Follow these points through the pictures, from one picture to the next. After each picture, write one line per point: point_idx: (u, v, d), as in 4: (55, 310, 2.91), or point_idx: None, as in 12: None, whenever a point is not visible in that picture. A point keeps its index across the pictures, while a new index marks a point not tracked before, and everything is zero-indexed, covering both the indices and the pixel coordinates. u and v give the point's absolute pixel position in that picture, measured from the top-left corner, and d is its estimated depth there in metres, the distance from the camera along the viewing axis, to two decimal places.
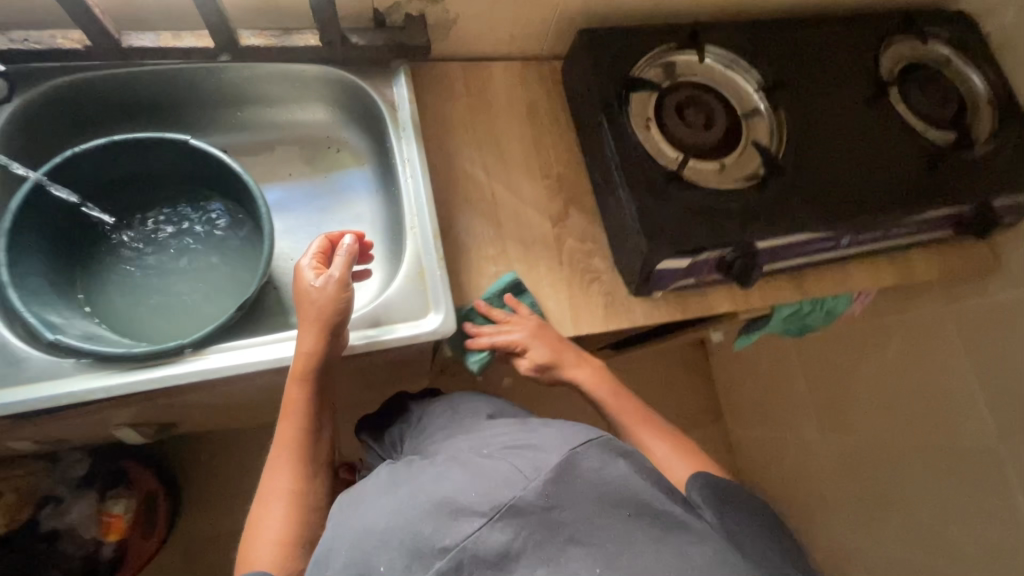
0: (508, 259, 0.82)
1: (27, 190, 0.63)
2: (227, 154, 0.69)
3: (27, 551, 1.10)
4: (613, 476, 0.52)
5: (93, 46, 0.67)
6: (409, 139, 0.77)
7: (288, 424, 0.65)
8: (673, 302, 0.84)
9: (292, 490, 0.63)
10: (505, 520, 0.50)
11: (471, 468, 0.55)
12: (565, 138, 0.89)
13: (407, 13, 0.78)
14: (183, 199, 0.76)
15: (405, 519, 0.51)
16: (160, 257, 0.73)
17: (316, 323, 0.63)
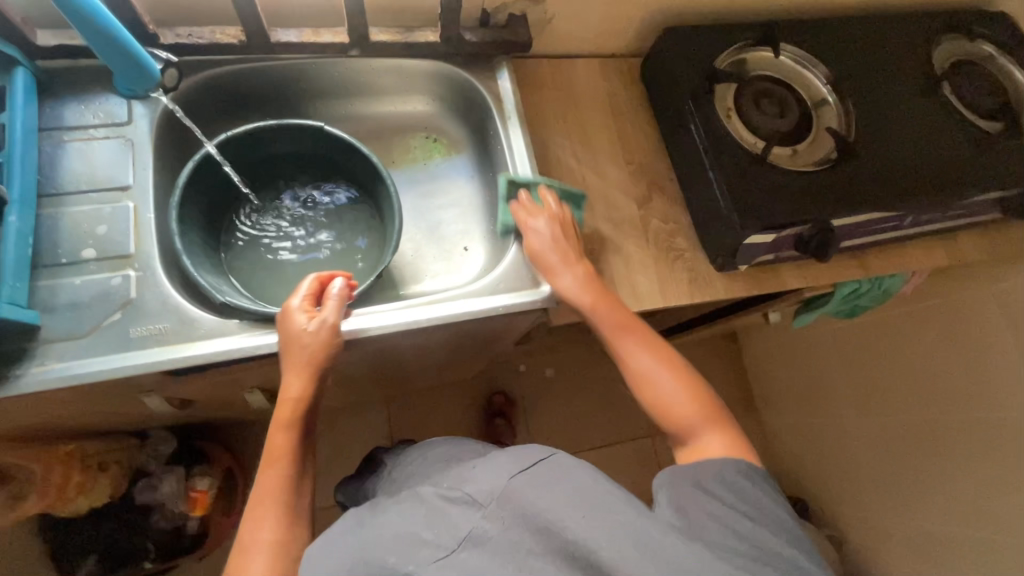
0: (600, 238, 0.89)
1: (198, 161, 0.70)
2: (353, 137, 0.75)
3: (121, 522, 1.15)
4: (566, 486, 0.52)
5: (247, 41, 0.74)
6: (515, 127, 0.85)
7: (272, 473, 0.64)
8: (750, 279, 0.91)
9: (279, 540, 0.60)
10: (467, 551, 0.50)
11: (429, 497, 0.54)
12: (645, 128, 0.96)
13: (510, 13, 0.86)
14: (310, 183, 0.83)
15: (369, 554, 0.51)
16: (293, 235, 0.80)
17: (307, 369, 0.65)
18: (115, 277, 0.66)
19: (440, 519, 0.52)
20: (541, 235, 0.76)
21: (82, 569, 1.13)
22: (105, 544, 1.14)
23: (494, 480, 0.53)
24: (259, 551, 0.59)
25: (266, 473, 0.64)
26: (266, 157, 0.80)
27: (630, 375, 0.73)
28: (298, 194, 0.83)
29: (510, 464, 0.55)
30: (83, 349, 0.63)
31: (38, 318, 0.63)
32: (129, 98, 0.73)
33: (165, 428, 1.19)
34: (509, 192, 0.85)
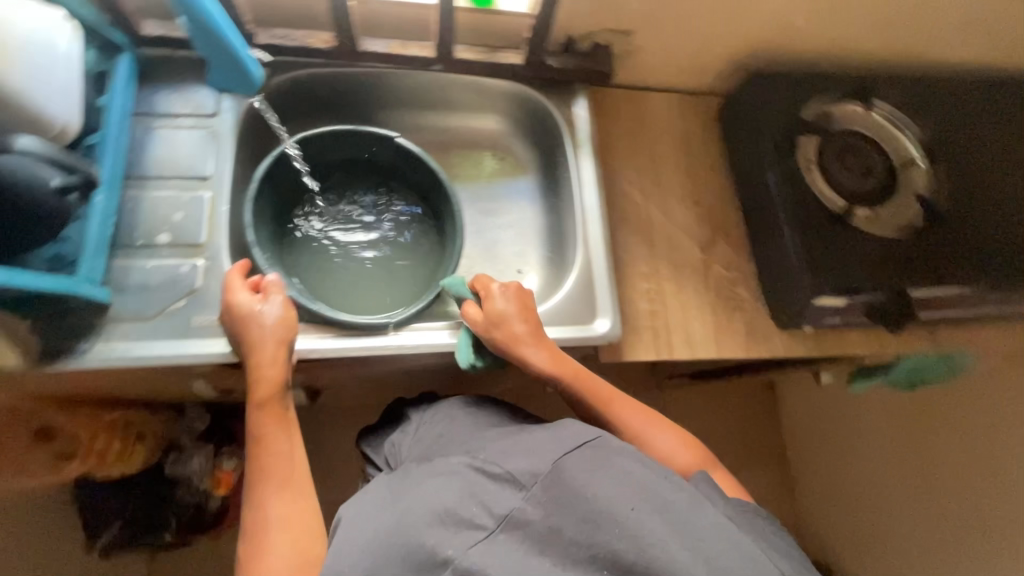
0: (659, 278, 0.86)
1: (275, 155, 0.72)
2: (430, 155, 0.77)
3: (152, 491, 1.17)
4: (607, 476, 0.52)
5: (338, 47, 0.75)
6: (586, 156, 0.83)
7: (280, 439, 0.64)
8: (811, 339, 0.87)
9: (294, 511, 0.60)
10: (505, 534, 0.51)
11: (467, 475, 0.56)
12: (717, 169, 0.93)
13: (596, 41, 0.85)
14: (375, 191, 0.84)
15: (408, 531, 0.52)
16: (356, 239, 0.81)
17: (274, 348, 0.64)
18: (185, 265, 0.68)
19: (478, 501, 0.53)
20: (504, 306, 0.71)
21: (106, 534, 1.15)
22: (134, 509, 1.16)
23: (532, 466, 0.55)
24: (276, 524, 0.59)
25: (267, 445, 0.63)
26: (335, 162, 0.81)
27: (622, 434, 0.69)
28: (362, 201, 0.83)
29: (549, 450, 0.56)
30: (146, 332, 0.65)
31: (110, 297, 0.65)
32: (218, 91, 0.75)
33: (200, 403, 1.21)
34: (572, 223, 0.83)
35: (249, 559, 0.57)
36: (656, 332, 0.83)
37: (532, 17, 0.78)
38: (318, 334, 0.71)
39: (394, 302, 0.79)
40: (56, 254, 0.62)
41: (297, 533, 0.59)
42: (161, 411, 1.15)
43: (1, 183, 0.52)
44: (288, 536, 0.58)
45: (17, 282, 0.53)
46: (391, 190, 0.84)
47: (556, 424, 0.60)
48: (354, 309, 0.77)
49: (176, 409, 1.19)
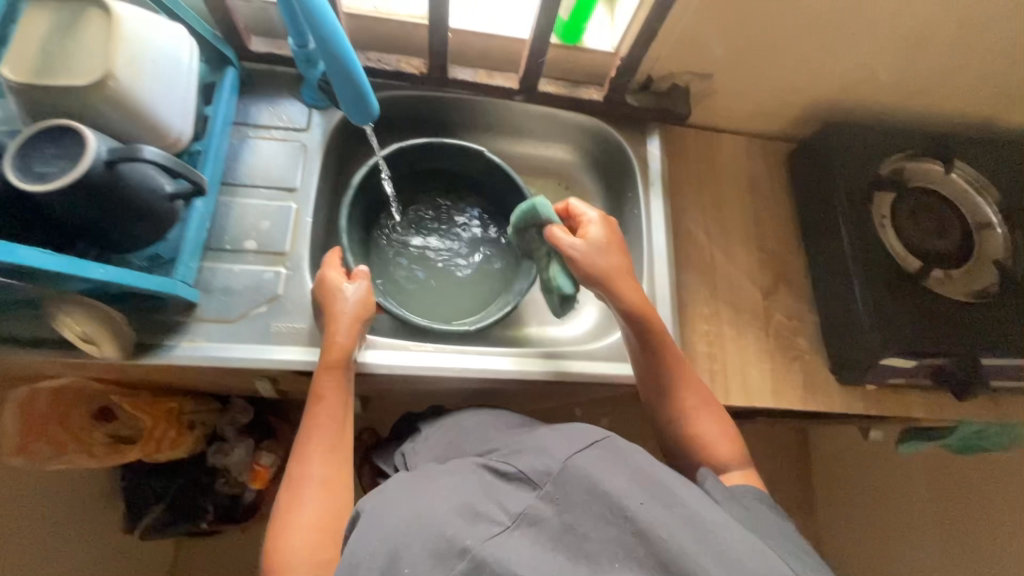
0: (720, 320, 0.86)
1: (367, 170, 0.76)
2: (517, 174, 0.79)
3: (192, 480, 1.19)
4: (618, 472, 0.53)
5: (428, 74, 0.78)
6: (657, 194, 0.84)
7: (323, 408, 0.65)
8: (871, 397, 0.85)
9: (328, 476, 0.62)
10: (522, 529, 0.50)
11: (480, 473, 0.56)
12: (783, 216, 0.93)
13: (674, 82, 0.86)
14: (457, 202, 0.86)
15: (425, 524, 0.50)
16: (439, 244, 0.84)
17: (355, 319, 0.67)
18: (269, 272, 0.71)
19: (494, 499, 0.53)
20: (595, 232, 0.72)
21: (147, 516, 1.16)
22: (172, 497, 1.18)
23: (544, 464, 0.54)
24: (311, 485, 0.61)
25: (321, 407, 0.65)
26: (421, 172, 0.84)
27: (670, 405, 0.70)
28: (443, 213, 0.86)
29: (559, 448, 0.55)
30: (229, 334, 0.68)
31: (198, 297, 0.68)
32: (311, 107, 0.78)
33: (243, 398, 1.22)
34: (637, 259, 0.84)
35: (281, 515, 0.59)
36: (715, 376, 0.83)
37: (617, 57, 0.79)
38: (397, 348, 0.72)
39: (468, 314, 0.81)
40: (154, 253, 0.65)
41: (330, 497, 0.61)
42: (206, 401, 1.17)
43: (138, 201, 0.56)
44: (319, 499, 0.60)
45: (131, 282, 0.58)
46: (472, 206, 0.87)
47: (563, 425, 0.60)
48: (433, 317, 0.79)
49: (220, 401, 1.21)
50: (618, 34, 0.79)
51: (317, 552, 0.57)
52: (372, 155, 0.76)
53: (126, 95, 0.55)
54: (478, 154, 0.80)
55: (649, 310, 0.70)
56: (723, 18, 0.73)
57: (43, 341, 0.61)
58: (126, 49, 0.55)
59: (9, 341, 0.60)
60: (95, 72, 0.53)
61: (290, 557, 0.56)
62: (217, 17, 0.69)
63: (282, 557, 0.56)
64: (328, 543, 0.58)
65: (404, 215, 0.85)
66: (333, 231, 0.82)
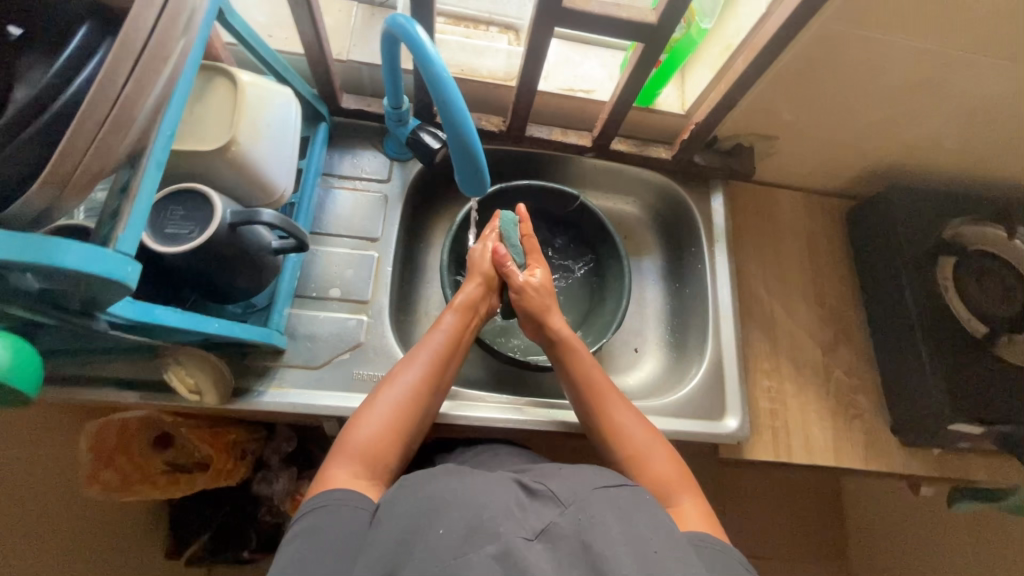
0: (781, 376, 0.87)
1: (463, 218, 0.79)
2: (609, 221, 0.83)
3: (235, 507, 1.07)
4: (648, 518, 0.48)
5: (507, 131, 0.81)
6: (721, 249, 0.86)
7: (439, 335, 0.68)
8: (932, 458, 0.85)
9: (414, 388, 0.63)
10: (543, 544, 0.45)
11: (510, 484, 0.51)
12: (841, 273, 0.94)
13: (739, 142, 0.88)
14: (549, 240, 0.90)
15: (447, 512, 0.47)
16: None
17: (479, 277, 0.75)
18: (352, 319, 0.74)
19: (522, 509, 0.48)
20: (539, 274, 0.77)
21: (192, 545, 1.06)
22: (213, 526, 1.07)
23: (575, 488, 0.51)
24: (399, 389, 0.63)
25: (434, 333, 0.69)
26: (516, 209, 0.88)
27: (610, 435, 0.64)
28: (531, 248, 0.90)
29: (592, 478, 0.52)
30: (312, 380, 0.70)
31: (286, 343, 0.70)
32: (394, 160, 0.81)
33: (289, 429, 1.08)
34: (701, 314, 0.85)
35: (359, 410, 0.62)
36: (779, 432, 0.83)
37: (690, 120, 0.83)
38: (473, 398, 0.74)
39: None
40: (249, 301, 0.68)
41: (405, 408, 0.62)
42: (253, 428, 1.06)
43: (244, 259, 0.59)
44: (400, 403, 0.61)
45: (233, 334, 0.59)
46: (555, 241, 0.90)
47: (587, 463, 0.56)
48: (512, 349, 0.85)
49: (266, 427, 1.08)
50: (691, 99, 0.83)
51: (380, 449, 0.58)
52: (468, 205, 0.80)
53: (244, 158, 0.59)
54: (574, 198, 0.83)
55: (576, 346, 0.71)
56: (796, 90, 0.76)
57: (142, 384, 0.63)
58: (249, 116, 0.59)
59: (110, 381, 0.63)
60: (221, 137, 0.57)
61: (355, 442, 0.57)
62: (318, 78, 0.73)
63: (349, 440, 0.58)
64: (391, 447, 0.59)
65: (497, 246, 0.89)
66: (408, 277, 0.84)
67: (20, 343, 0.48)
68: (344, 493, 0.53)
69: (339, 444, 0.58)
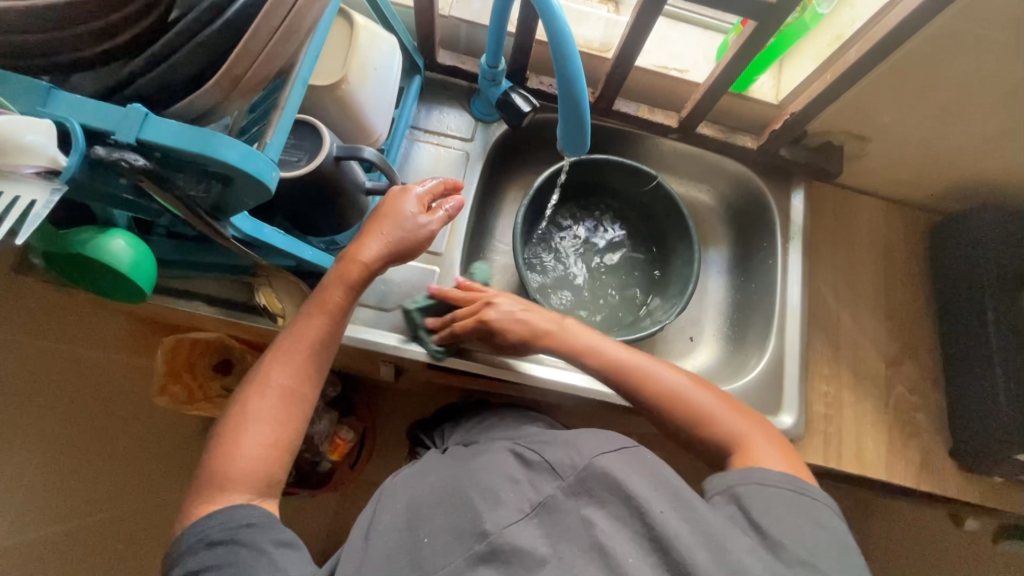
0: (839, 383, 0.85)
1: (547, 177, 0.79)
2: (684, 203, 0.82)
3: None
4: (644, 478, 0.52)
5: (595, 103, 0.82)
6: (795, 246, 0.84)
7: (316, 323, 0.57)
8: (990, 488, 0.82)
9: (291, 391, 0.55)
10: (540, 517, 0.50)
11: (506, 460, 0.57)
12: (915, 288, 0.91)
13: (829, 139, 0.86)
14: (618, 220, 0.90)
15: (449, 502, 0.53)
16: (600, 252, 0.88)
17: (388, 242, 0.59)
18: (426, 270, 0.77)
19: (515, 485, 0.53)
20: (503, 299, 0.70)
21: None
22: None
23: (569, 458, 0.54)
24: (272, 397, 0.54)
25: (306, 322, 0.57)
26: (584, 185, 0.88)
27: (664, 395, 0.64)
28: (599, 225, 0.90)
29: (586, 445, 0.55)
30: (383, 321, 0.73)
31: None
32: (478, 121, 0.83)
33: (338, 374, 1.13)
34: (766, 309, 0.84)
35: (229, 426, 0.53)
36: (831, 439, 0.82)
37: (784, 111, 0.81)
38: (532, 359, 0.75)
39: (605, 321, 0.84)
40: (333, 239, 0.71)
41: (284, 416, 0.54)
42: None
43: (344, 196, 0.62)
44: (273, 414, 0.54)
45: (323, 264, 0.63)
46: (622, 221, 0.90)
47: (585, 431, 0.59)
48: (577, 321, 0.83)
49: None
50: (787, 89, 0.81)
51: (268, 471, 0.52)
52: (557, 164, 0.80)
53: (351, 97, 0.61)
54: (652, 178, 0.83)
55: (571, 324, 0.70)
56: (904, 90, 0.73)
57: (228, 303, 0.66)
58: (360, 58, 0.61)
59: (200, 296, 0.65)
60: (335, 74, 0.59)
61: (235, 472, 0.51)
62: (421, 31, 0.74)
63: (224, 470, 0.51)
64: (278, 463, 0.53)
65: (568, 219, 0.89)
66: (477, 238, 0.86)
67: (142, 246, 0.51)
68: (244, 514, 0.49)
69: (214, 477, 0.51)
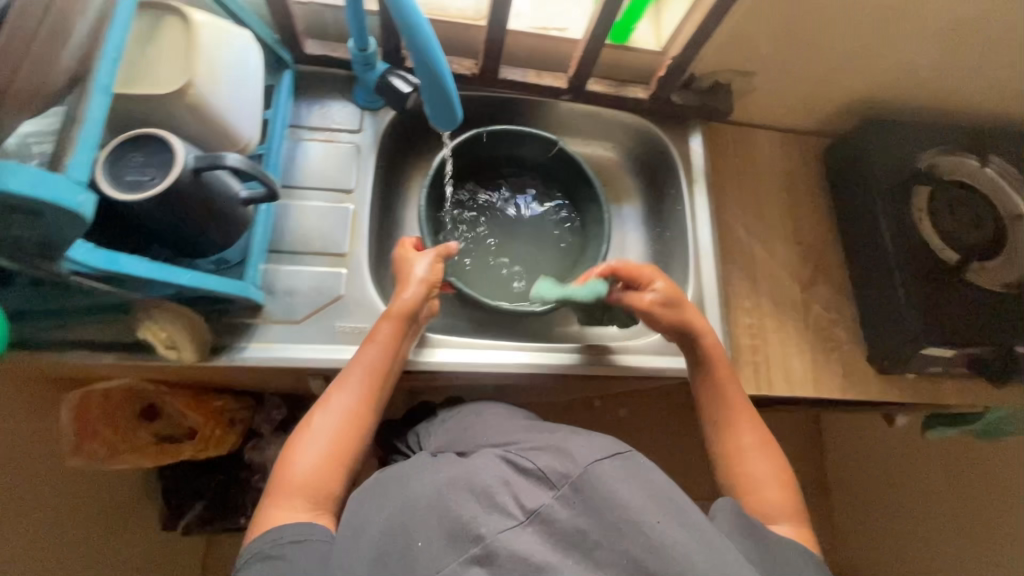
0: (761, 313, 0.88)
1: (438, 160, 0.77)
2: (584, 160, 0.81)
3: (230, 475, 1.08)
4: (641, 486, 0.51)
5: (480, 74, 0.79)
6: (701, 189, 0.86)
7: (370, 352, 0.64)
8: (906, 384, 0.88)
9: (353, 413, 0.61)
10: (535, 525, 0.49)
11: (496, 463, 0.54)
12: (818, 211, 0.95)
13: (716, 80, 0.87)
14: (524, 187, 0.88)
15: (439, 500, 0.50)
16: (509, 224, 0.87)
17: (416, 282, 0.68)
18: (331, 272, 0.72)
19: (509, 488, 0.51)
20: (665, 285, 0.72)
21: (189, 513, 1.07)
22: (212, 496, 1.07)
23: (564, 466, 0.53)
24: (335, 416, 0.61)
25: (364, 350, 0.64)
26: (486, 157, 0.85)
27: (719, 406, 0.70)
28: (510, 194, 0.88)
29: (582, 454, 0.54)
30: (298, 334, 0.69)
31: (263, 299, 0.69)
32: (363, 109, 0.79)
33: (279, 396, 1.08)
34: (682, 254, 0.85)
35: (296, 438, 0.60)
36: (762, 368, 0.85)
37: (666, 56, 0.81)
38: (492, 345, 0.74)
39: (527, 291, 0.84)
40: (221, 257, 0.67)
41: (345, 433, 0.60)
42: (241, 396, 1.06)
43: (216, 210, 0.57)
44: (336, 430, 0.60)
45: (206, 285, 0.58)
46: (528, 186, 0.88)
47: (588, 435, 0.59)
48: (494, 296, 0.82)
49: (255, 397, 1.09)
50: (666, 34, 0.82)
51: (324, 481, 0.57)
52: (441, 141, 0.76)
53: (204, 102, 0.56)
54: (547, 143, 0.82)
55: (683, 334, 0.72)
56: (771, 20, 0.75)
57: (117, 345, 0.62)
58: (205, 58, 0.56)
59: (85, 344, 0.62)
60: (178, 80, 0.55)
61: (297, 480, 0.56)
62: (278, 21, 0.70)
63: (288, 479, 0.56)
64: (335, 476, 0.58)
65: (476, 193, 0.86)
66: (385, 230, 0.83)
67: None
68: (291, 531, 0.53)
69: (279, 483, 0.56)
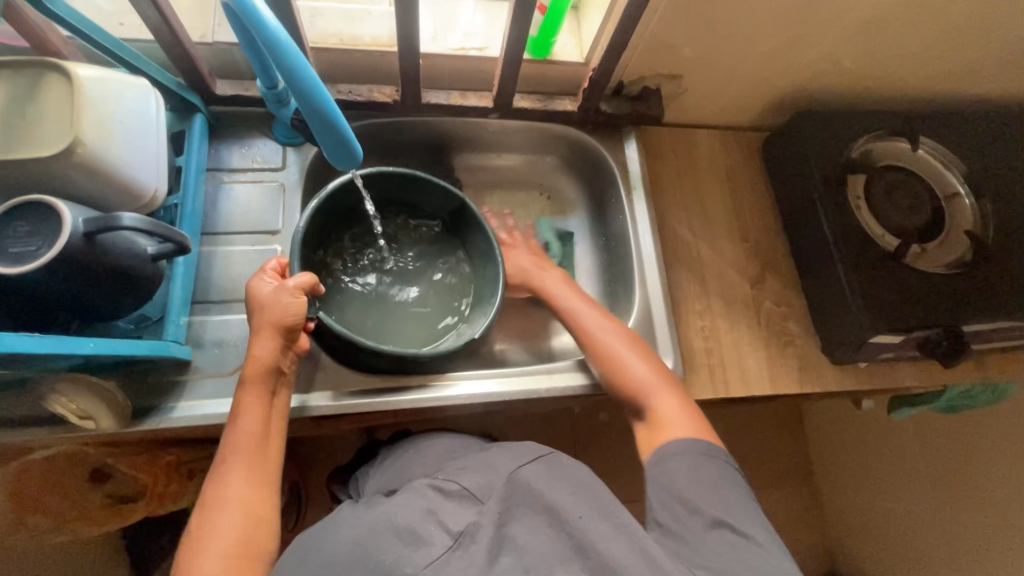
0: (712, 314, 0.87)
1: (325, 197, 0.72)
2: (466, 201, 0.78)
3: None
4: (562, 483, 0.52)
5: (402, 100, 0.77)
6: (639, 196, 0.85)
7: (239, 429, 0.58)
8: (861, 371, 0.87)
9: (247, 503, 0.56)
10: (463, 548, 0.48)
11: (424, 493, 0.53)
12: (762, 204, 0.95)
13: (645, 85, 0.87)
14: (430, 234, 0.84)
15: (363, 543, 0.48)
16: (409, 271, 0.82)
17: (273, 331, 0.61)
18: None
19: (434, 516, 0.50)
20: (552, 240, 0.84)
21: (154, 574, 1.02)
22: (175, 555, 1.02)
23: (488, 480, 0.53)
24: (228, 511, 0.55)
25: (235, 427, 0.59)
26: (389, 201, 0.82)
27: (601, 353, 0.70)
28: (413, 236, 0.84)
29: (504, 466, 0.54)
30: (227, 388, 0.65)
31: (190, 353, 0.66)
32: (285, 146, 0.76)
33: None
34: (627, 263, 0.84)
35: (185, 551, 0.53)
36: (718, 371, 0.84)
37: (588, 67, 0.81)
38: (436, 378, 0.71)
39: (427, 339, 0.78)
40: (141, 314, 0.64)
41: (244, 526, 0.55)
42: None
43: (117, 270, 0.54)
44: (230, 525, 0.54)
45: (118, 351, 0.55)
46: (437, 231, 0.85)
47: (511, 443, 0.59)
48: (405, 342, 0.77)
49: None
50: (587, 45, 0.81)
51: None
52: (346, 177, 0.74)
53: (95, 160, 0.53)
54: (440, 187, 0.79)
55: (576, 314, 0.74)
56: (685, 25, 0.75)
57: (38, 419, 0.59)
58: (92, 114, 0.53)
59: (5, 422, 0.59)
60: (63, 139, 0.52)
61: None
62: (181, 66, 0.67)
63: None
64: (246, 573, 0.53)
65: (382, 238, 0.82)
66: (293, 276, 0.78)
67: None
68: None
69: None
